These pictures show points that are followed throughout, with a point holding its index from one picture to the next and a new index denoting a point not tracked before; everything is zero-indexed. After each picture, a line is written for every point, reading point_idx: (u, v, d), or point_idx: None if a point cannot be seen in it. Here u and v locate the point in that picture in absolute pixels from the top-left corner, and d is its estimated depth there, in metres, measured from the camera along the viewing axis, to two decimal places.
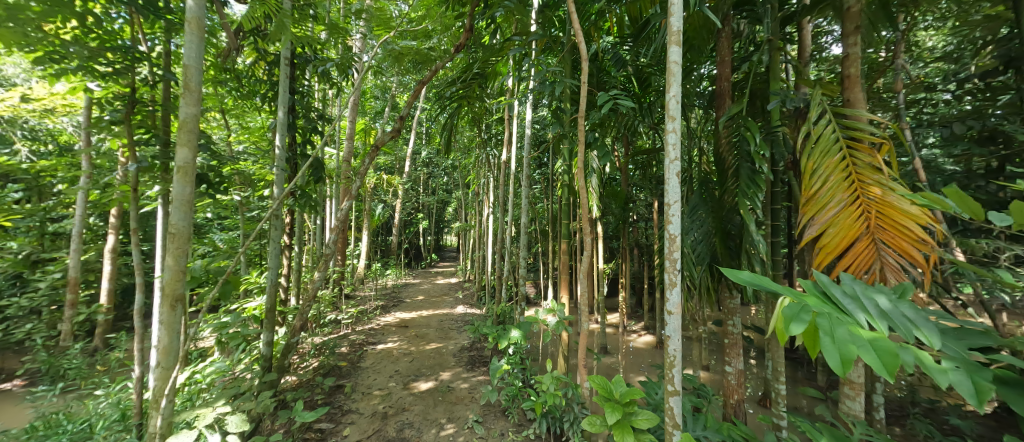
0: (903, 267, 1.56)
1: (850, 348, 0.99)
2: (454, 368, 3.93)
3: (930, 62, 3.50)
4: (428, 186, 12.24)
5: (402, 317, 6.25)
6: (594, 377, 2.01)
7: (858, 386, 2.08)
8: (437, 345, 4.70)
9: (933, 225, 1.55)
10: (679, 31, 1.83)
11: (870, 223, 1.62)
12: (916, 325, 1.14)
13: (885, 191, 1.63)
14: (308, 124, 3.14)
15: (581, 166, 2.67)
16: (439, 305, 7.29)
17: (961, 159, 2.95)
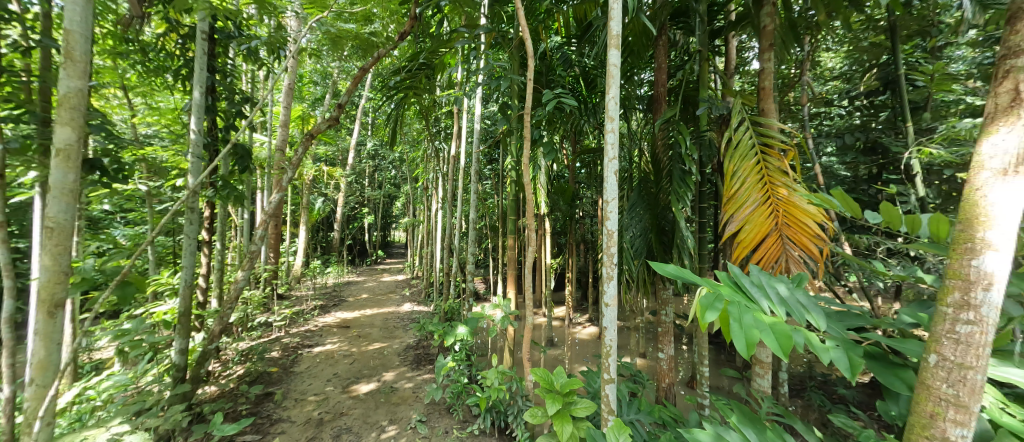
0: (803, 259, 1.79)
1: (754, 332, 1.12)
2: (398, 368, 3.84)
3: (831, 81, 3.97)
4: (372, 180, 11.78)
5: (343, 316, 5.98)
6: (537, 370, 2.05)
7: (768, 365, 2.33)
8: (380, 344, 4.56)
9: (827, 222, 1.78)
10: (618, 35, 1.91)
11: (778, 221, 1.83)
12: (807, 310, 1.31)
13: (790, 192, 1.83)
14: (232, 108, 2.87)
15: (528, 163, 2.71)
16: (384, 304, 7.07)
17: (851, 166, 3.42)
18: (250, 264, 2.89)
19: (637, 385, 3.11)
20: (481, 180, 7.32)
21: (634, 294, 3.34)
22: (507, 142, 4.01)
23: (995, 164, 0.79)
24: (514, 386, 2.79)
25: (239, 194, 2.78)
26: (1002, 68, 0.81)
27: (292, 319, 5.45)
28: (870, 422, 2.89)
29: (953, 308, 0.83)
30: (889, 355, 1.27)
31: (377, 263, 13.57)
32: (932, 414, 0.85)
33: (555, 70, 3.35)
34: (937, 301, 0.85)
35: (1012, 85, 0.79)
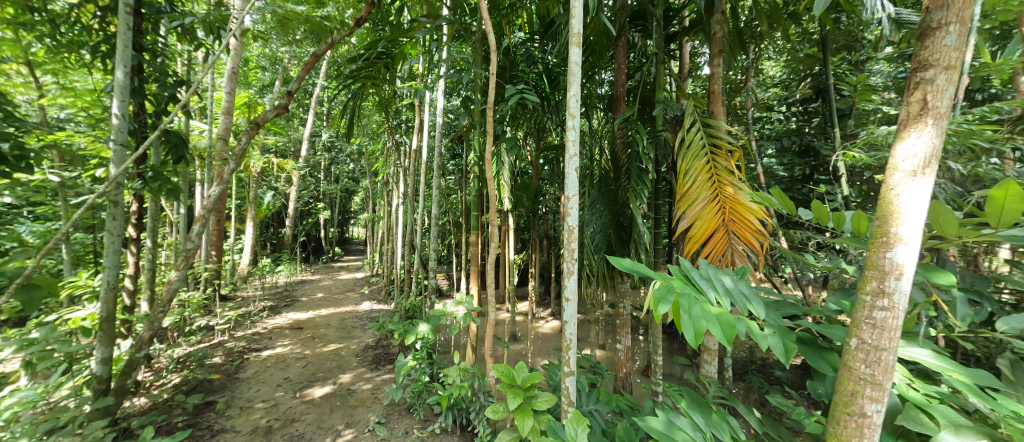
0: (746, 253, 1.95)
1: (702, 322, 1.22)
2: (356, 369, 3.78)
3: (772, 87, 4.28)
4: (328, 174, 11.32)
5: (296, 317, 5.76)
6: (499, 366, 2.11)
7: (715, 353, 2.51)
8: (337, 345, 4.44)
9: (767, 218, 1.95)
10: (579, 33, 1.98)
11: (725, 217, 1.98)
12: (749, 300, 1.43)
13: (736, 190, 1.99)
14: (163, 91, 2.63)
15: (490, 158, 2.72)
16: (341, 303, 6.85)
17: (788, 166, 3.73)
18: (185, 263, 2.72)
19: (596, 375, 3.25)
20: (443, 175, 7.24)
21: (594, 289, 3.47)
22: (469, 137, 4.00)
23: (907, 168, 0.87)
24: (476, 383, 2.82)
25: (173, 187, 2.56)
26: (914, 79, 0.88)
27: (237, 322, 5.14)
28: (801, 401, 3.19)
29: (869, 297, 0.94)
30: (817, 339, 1.41)
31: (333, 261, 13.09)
32: (853, 391, 0.96)
33: (518, 66, 3.43)
34: (857, 292, 0.95)
35: (922, 96, 0.87)
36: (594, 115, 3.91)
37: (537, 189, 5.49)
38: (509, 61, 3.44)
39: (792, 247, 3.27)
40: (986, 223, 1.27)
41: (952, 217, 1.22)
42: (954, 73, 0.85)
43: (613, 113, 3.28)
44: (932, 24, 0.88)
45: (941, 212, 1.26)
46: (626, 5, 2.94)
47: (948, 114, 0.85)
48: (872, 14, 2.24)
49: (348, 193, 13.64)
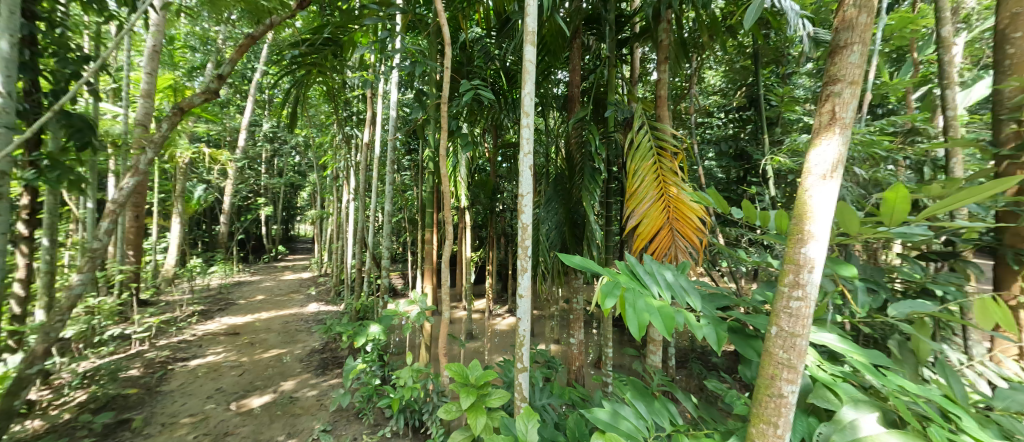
0: (688, 249, 2.09)
1: (645, 315, 1.31)
2: (300, 375, 3.62)
3: (713, 94, 4.59)
4: (270, 166, 10.64)
5: (231, 322, 5.41)
6: (452, 365, 2.10)
7: (661, 343, 2.68)
8: (279, 351, 4.23)
9: (706, 217, 2.10)
10: (533, 32, 2.01)
11: (669, 216, 2.11)
12: (687, 293, 1.54)
13: (679, 190, 2.12)
14: (63, 66, 2.25)
15: (445, 153, 2.70)
16: (284, 305, 6.50)
17: (726, 169, 4.03)
18: (91, 264, 2.42)
19: (550, 370, 3.34)
20: (396, 170, 7.06)
21: (549, 285, 3.57)
22: (424, 132, 3.93)
23: (819, 172, 0.99)
24: (429, 383, 2.81)
25: (76, 178, 2.24)
26: (825, 93, 1.00)
27: (160, 329, 4.71)
28: (734, 385, 3.49)
29: (787, 288, 1.06)
30: (745, 328, 1.55)
31: (276, 260, 12.35)
32: (772, 375, 1.07)
33: (474, 61, 3.45)
34: (777, 284, 1.06)
35: (831, 109, 0.99)
36: (550, 115, 3.99)
37: (495, 187, 5.51)
38: (466, 57, 3.44)
39: (728, 244, 3.54)
40: (881, 221, 1.46)
41: (854, 215, 1.39)
42: (856, 89, 0.97)
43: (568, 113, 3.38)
44: (838, 45, 1.00)
45: (846, 211, 1.43)
46: (581, 8, 3.04)
47: (850, 125, 0.97)
48: (796, 32, 2.48)
49: (292, 187, 12.91)
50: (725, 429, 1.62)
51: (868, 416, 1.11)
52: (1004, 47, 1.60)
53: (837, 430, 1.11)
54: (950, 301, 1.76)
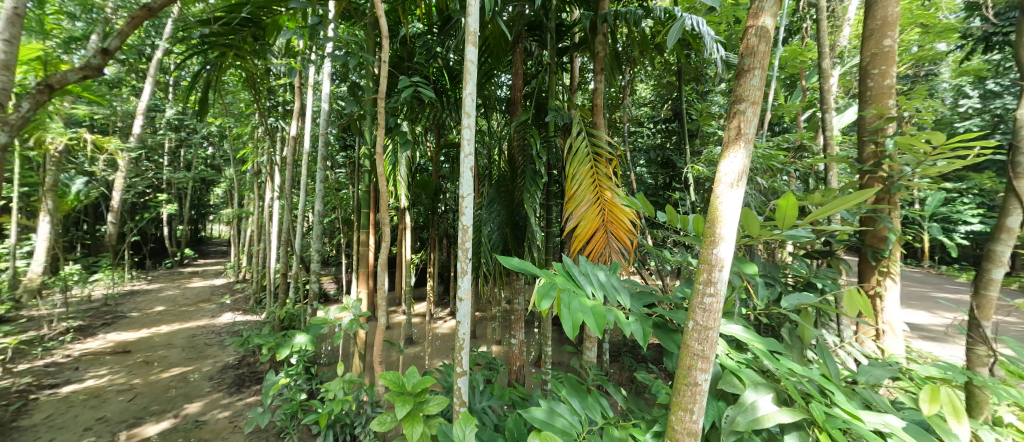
0: (620, 250, 2.24)
1: (579, 315, 1.39)
2: (211, 395, 3.33)
3: (644, 105, 4.94)
4: (175, 158, 9.52)
5: (120, 338, 4.87)
6: (387, 374, 2.05)
7: (595, 340, 2.86)
8: (183, 369, 3.87)
9: (637, 219, 2.28)
10: (475, 33, 2.05)
11: (604, 218, 2.26)
12: (618, 292, 1.66)
13: (613, 194, 2.28)
14: None
15: (381, 150, 2.63)
16: (190, 317, 5.89)
17: (653, 175, 4.42)
18: None
19: (492, 371, 3.40)
20: (328, 167, 6.70)
21: (490, 286, 3.63)
22: (358, 126, 3.77)
23: (727, 182, 1.13)
24: (362, 394, 2.73)
25: None
26: (734, 110, 1.15)
27: (21, 351, 4.12)
28: (660, 375, 3.82)
29: (702, 286, 1.20)
30: (668, 322, 1.71)
31: (181, 265, 11.06)
32: (689, 365, 1.21)
33: (415, 56, 3.41)
34: (694, 283, 1.20)
35: (736, 126, 1.14)
36: (492, 117, 4.05)
37: (438, 187, 5.48)
38: (406, 52, 3.38)
39: (657, 244, 3.85)
40: (776, 224, 1.69)
41: (755, 219, 1.59)
42: (755, 110, 1.13)
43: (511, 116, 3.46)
44: (742, 70, 1.16)
45: (748, 216, 1.63)
46: (523, 14, 3.14)
47: (752, 141, 1.12)
48: (713, 54, 2.78)
49: (203, 183, 11.66)
50: (650, 416, 1.77)
51: (764, 397, 1.29)
52: (867, 80, 1.96)
53: (740, 411, 1.28)
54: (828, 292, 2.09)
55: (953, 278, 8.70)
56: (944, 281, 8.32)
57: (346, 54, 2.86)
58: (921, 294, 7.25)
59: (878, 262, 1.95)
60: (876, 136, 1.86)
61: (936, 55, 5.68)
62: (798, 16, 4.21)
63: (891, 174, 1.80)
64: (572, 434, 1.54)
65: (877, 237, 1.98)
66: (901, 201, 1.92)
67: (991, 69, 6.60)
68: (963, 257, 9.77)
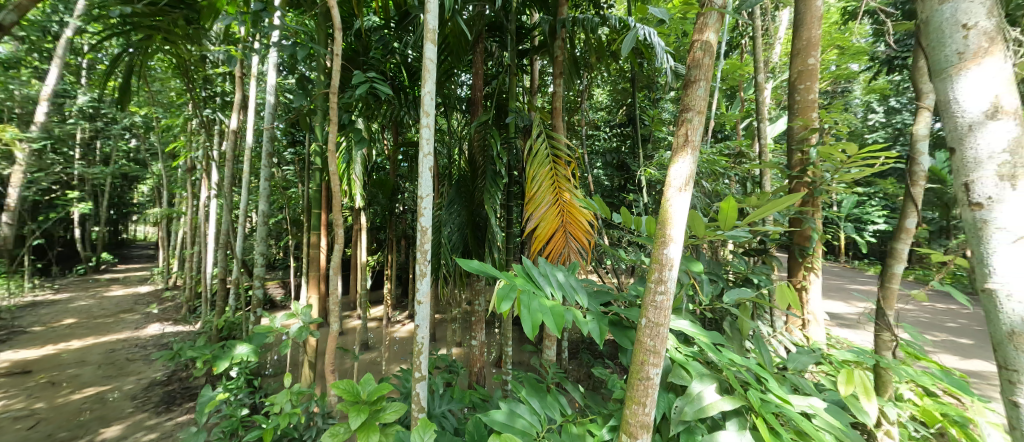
0: (579, 250, 2.33)
1: (538, 315, 1.43)
2: (133, 416, 3.09)
3: (600, 110, 5.14)
4: (91, 151, 8.60)
5: (22, 357, 4.49)
6: (339, 384, 1.93)
7: (554, 339, 2.93)
8: (98, 389, 3.56)
9: (594, 219, 2.37)
10: (434, 30, 2.05)
11: (563, 219, 2.34)
12: (576, 292, 1.73)
13: (572, 195, 2.36)
14: None
15: (333, 146, 2.55)
16: (107, 331, 5.46)
17: (610, 177, 4.60)
18: None
19: (452, 374, 3.39)
20: (275, 165, 6.35)
21: (450, 288, 3.61)
22: (307, 122, 3.63)
23: (677, 185, 1.23)
24: (312, 405, 2.63)
25: None
26: (683, 119, 1.25)
27: None
28: (614, 370, 3.99)
29: (654, 285, 1.29)
30: (622, 320, 1.80)
31: (98, 271, 10.03)
32: (642, 360, 1.29)
33: (371, 51, 3.32)
34: (647, 282, 1.29)
35: (685, 133, 1.23)
36: (452, 117, 4.05)
37: (395, 187, 5.37)
38: (362, 46, 3.29)
39: (613, 244, 4.01)
40: (719, 225, 1.83)
41: (700, 220, 1.72)
42: (701, 118, 1.23)
43: (472, 117, 3.48)
44: (689, 81, 1.25)
45: (694, 217, 1.75)
46: (484, 15, 3.17)
47: (698, 147, 1.22)
48: (663, 63, 2.95)
49: (126, 179, 10.61)
50: (607, 412, 1.85)
51: (709, 387, 1.39)
52: (795, 94, 2.17)
53: (688, 402, 1.37)
54: (762, 286, 2.29)
55: (863, 272, 9.75)
56: (856, 275, 9.29)
57: (293, 45, 2.78)
58: (839, 287, 8.05)
59: (804, 258, 2.15)
60: (802, 145, 2.08)
61: (851, 73, 6.35)
62: (736, 32, 4.56)
63: (814, 179, 2.01)
64: (532, 434, 1.58)
65: (802, 236, 2.18)
66: (823, 204, 2.14)
67: (893, 87, 7.50)
68: (871, 253, 10.97)
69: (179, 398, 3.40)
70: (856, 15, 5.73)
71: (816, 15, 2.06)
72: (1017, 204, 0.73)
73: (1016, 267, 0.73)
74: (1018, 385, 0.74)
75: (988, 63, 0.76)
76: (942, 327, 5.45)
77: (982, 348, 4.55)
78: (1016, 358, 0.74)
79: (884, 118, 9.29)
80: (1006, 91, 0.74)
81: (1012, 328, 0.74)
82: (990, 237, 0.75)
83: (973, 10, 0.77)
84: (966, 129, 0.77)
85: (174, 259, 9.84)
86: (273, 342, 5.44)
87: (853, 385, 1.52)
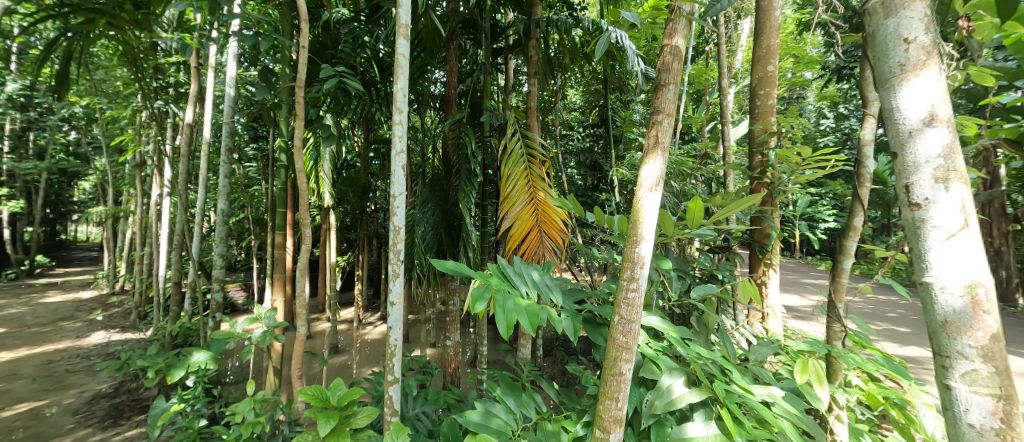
0: (553, 248, 2.36)
1: (513, 315, 1.44)
2: (76, 433, 2.84)
3: (574, 110, 5.25)
4: (22, 144, 7.83)
5: None
6: (307, 389, 1.79)
7: (529, 337, 2.95)
8: (33, 404, 3.25)
9: (567, 218, 2.42)
10: (406, 25, 2.00)
11: (538, 218, 2.37)
12: (550, 290, 1.74)
13: (546, 195, 2.40)
14: None
15: (299, 142, 2.43)
16: (44, 341, 5.00)
17: (585, 178, 4.80)
18: None
19: (426, 375, 3.34)
20: (234, 161, 6.02)
21: (424, 288, 3.56)
22: (271, 117, 3.45)
23: (647, 185, 1.27)
24: (277, 413, 2.51)
25: None
26: (654, 121, 1.28)
27: None
28: (588, 366, 4.06)
29: (626, 282, 1.30)
30: (596, 317, 1.82)
31: (31, 276, 9.17)
32: (615, 356, 1.31)
33: (340, 44, 3.21)
34: (619, 279, 1.30)
35: (655, 135, 1.27)
36: (425, 114, 3.98)
37: (366, 185, 5.22)
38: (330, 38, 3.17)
39: (587, 243, 4.09)
40: (686, 224, 1.91)
41: (669, 219, 1.78)
42: (670, 121, 1.27)
43: (445, 115, 3.43)
44: (660, 84, 1.28)
45: (663, 216, 1.80)
46: (457, 11, 3.14)
47: (668, 149, 1.26)
48: (634, 66, 3.03)
49: (62, 175, 9.73)
50: (580, 408, 1.88)
51: (678, 381, 1.44)
52: (756, 99, 2.30)
53: (658, 395, 1.42)
54: (726, 282, 2.42)
55: (815, 267, 10.42)
56: (809, 269, 9.92)
57: (256, 35, 2.69)
58: (794, 281, 8.57)
59: (764, 255, 2.27)
60: (762, 148, 2.20)
61: (806, 81, 6.76)
62: (702, 38, 4.75)
63: (773, 180, 2.14)
64: (507, 433, 1.60)
65: (762, 234, 2.30)
66: (780, 203, 2.27)
67: (842, 95, 8.04)
68: (822, 248, 11.75)
69: (128, 411, 3.15)
70: (809, 27, 6.10)
71: (775, 25, 2.18)
72: (953, 204, 0.72)
73: (951, 264, 0.72)
74: (954, 373, 0.72)
75: (927, 75, 0.76)
76: (884, 317, 5.92)
77: (917, 335, 4.97)
78: (949, 347, 0.72)
79: (833, 123, 9.96)
80: (942, 100, 0.74)
81: (948, 319, 0.72)
82: (928, 236, 0.74)
83: (912, 24, 0.77)
84: (907, 134, 0.77)
85: (121, 261, 9.14)
86: (234, 348, 5.16)
87: (808, 375, 1.65)
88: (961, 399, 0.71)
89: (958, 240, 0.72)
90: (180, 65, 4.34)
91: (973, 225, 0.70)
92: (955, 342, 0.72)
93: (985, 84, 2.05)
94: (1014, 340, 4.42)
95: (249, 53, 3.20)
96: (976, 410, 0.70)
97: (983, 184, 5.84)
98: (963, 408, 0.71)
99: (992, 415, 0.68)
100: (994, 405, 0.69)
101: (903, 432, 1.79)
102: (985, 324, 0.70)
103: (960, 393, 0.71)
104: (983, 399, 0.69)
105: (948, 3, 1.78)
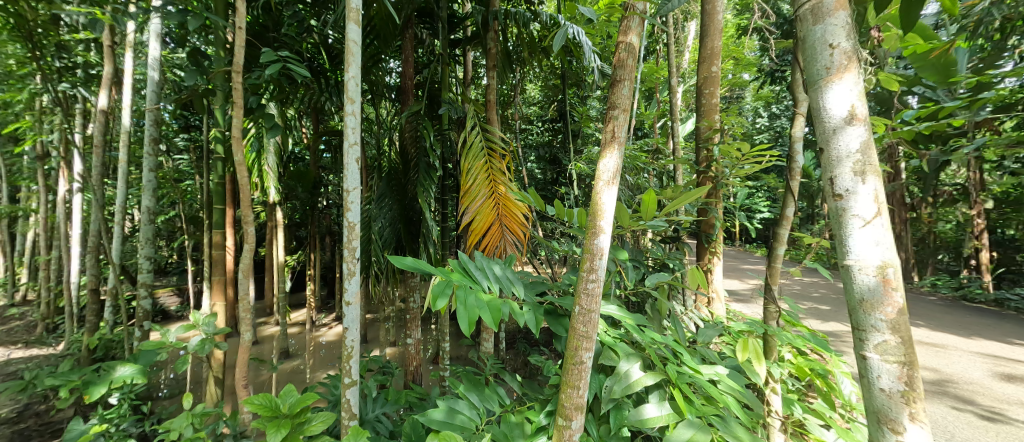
0: (514, 242, 2.35)
1: (474, 310, 1.40)
2: None
3: (533, 105, 5.35)
4: None
5: None
6: (254, 397, 1.59)
7: (491, 330, 2.93)
8: None
9: (528, 212, 2.42)
10: (358, 8, 1.81)
11: (498, 212, 2.35)
12: (512, 284, 1.70)
13: (507, 189, 2.38)
14: None
15: (240, 130, 2.18)
16: None
17: (547, 172, 4.96)
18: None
19: (387, 374, 3.22)
20: (160, 152, 5.39)
21: (382, 286, 3.41)
22: (204, 104, 3.10)
23: (605, 179, 1.28)
24: (219, 427, 2.27)
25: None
26: (613, 115, 1.29)
27: None
28: (550, 357, 4.15)
29: (586, 273, 1.30)
30: (556, 309, 1.80)
31: None
32: (577, 346, 1.31)
33: (283, 27, 2.90)
34: (580, 271, 1.28)
35: (611, 130, 1.28)
36: (379, 104, 3.80)
37: (317, 178, 4.90)
38: (271, 21, 2.86)
39: (548, 236, 4.19)
40: (641, 216, 1.94)
41: (626, 212, 1.78)
42: (626, 116, 1.28)
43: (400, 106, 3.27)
44: (615, 80, 1.30)
45: (621, 210, 1.82)
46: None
47: (624, 144, 1.28)
48: (590, 62, 3.08)
49: None
50: (543, 397, 1.85)
51: (635, 365, 1.48)
52: (701, 98, 2.41)
53: (617, 380, 1.45)
54: (676, 270, 2.54)
55: (751, 254, 11.42)
56: (747, 256, 10.83)
57: (182, 12, 2.41)
58: (735, 267, 9.26)
59: (710, 244, 2.38)
60: (708, 143, 2.32)
61: (743, 82, 7.25)
62: (652, 38, 4.96)
63: (716, 174, 2.27)
64: (470, 429, 1.55)
65: (706, 225, 2.43)
66: (723, 196, 2.40)
67: (774, 96, 8.75)
68: (757, 237, 12.88)
69: (36, 437, 2.73)
70: (746, 32, 6.56)
71: (718, 29, 2.27)
72: (869, 195, 0.80)
73: (867, 246, 0.80)
74: (868, 344, 0.80)
75: (848, 78, 0.83)
76: (809, 297, 6.57)
77: (837, 312, 5.57)
78: (865, 322, 0.80)
79: (767, 122, 10.85)
80: (860, 101, 0.83)
81: (863, 297, 0.80)
82: (850, 223, 0.82)
83: (837, 31, 0.85)
84: (831, 131, 0.84)
85: (21, 269, 7.90)
86: (167, 359, 4.66)
87: (748, 352, 1.75)
88: (874, 368, 0.79)
89: (872, 226, 0.80)
90: (89, 43, 3.68)
91: (884, 213, 0.79)
92: (869, 317, 0.80)
93: (891, 89, 2.28)
94: (913, 311, 5.06)
95: (175, 34, 2.84)
96: (886, 376, 0.78)
97: (887, 177, 6.60)
98: (876, 374, 0.79)
99: (898, 380, 0.77)
100: (899, 371, 0.77)
101: (827, 398, 2.05)
102: (894, 300, 0.78)
103: (873, 362, 0.79)
104: (891, 366, 0.78)
105: (863, 16, 1.96)
